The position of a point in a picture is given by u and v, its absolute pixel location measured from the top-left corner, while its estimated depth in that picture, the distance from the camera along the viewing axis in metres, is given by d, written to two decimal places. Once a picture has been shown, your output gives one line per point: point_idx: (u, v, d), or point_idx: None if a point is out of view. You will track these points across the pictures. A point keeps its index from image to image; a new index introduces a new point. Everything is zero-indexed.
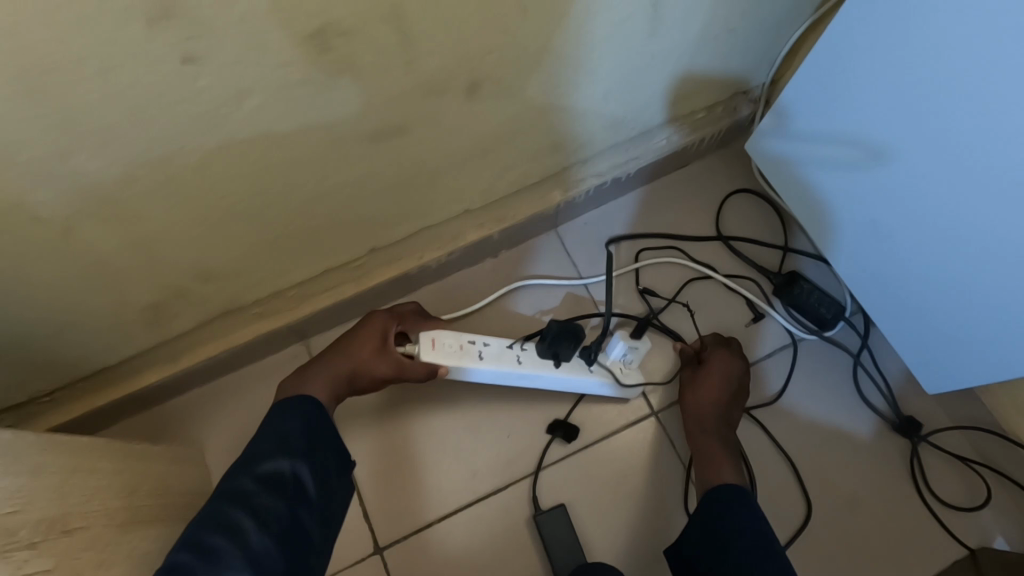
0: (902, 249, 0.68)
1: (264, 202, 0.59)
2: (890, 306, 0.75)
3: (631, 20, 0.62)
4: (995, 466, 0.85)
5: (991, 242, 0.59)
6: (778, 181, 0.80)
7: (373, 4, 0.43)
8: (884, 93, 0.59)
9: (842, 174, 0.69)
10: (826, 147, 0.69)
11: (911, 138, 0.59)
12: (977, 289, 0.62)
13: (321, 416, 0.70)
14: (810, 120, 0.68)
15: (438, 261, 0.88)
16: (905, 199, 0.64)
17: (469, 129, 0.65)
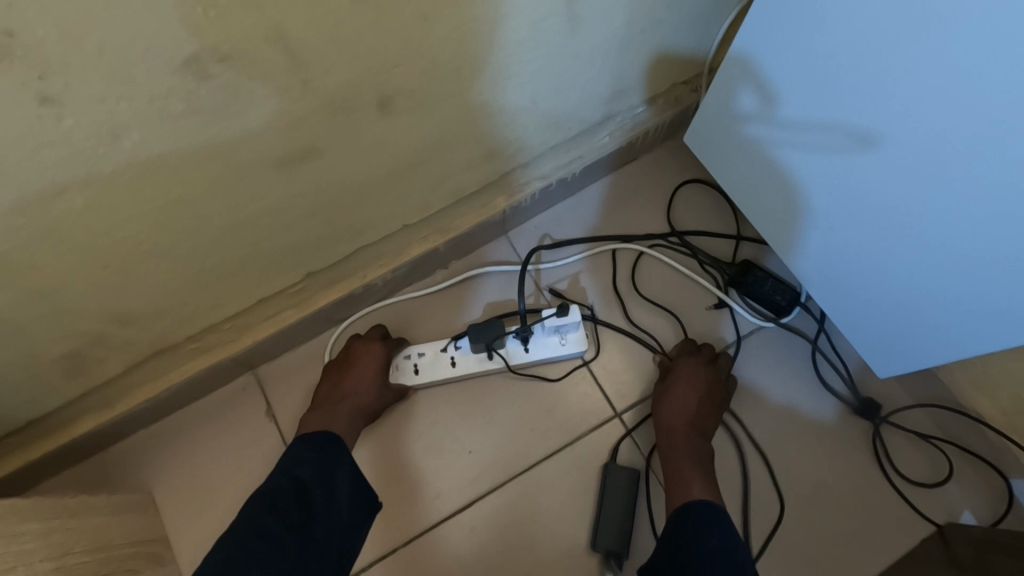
0: (877, 250, 0.65)
1: (175, 238, 0.56)
2: (863, 303, 0.71)
3: (548, 21, 0.59)
4: (957, 440, 0.85)
5: (957, 255, 0.56)
6: (751, 170, 0.76)
7: (251, 27, 0.41)
8: (872, 88, 0.53)
9: (812, 168, 0.65)
10: (801, 136, 0.64)
11: (895, 139, 0.54)
12: (953, 296, 0.59)
13: (339, 447, 0.74)
14: (790, 106, 0.63)
15: (383, 279, 0.85)
16: (877, 204, 0.60)
17: (389, 145, 0.62)
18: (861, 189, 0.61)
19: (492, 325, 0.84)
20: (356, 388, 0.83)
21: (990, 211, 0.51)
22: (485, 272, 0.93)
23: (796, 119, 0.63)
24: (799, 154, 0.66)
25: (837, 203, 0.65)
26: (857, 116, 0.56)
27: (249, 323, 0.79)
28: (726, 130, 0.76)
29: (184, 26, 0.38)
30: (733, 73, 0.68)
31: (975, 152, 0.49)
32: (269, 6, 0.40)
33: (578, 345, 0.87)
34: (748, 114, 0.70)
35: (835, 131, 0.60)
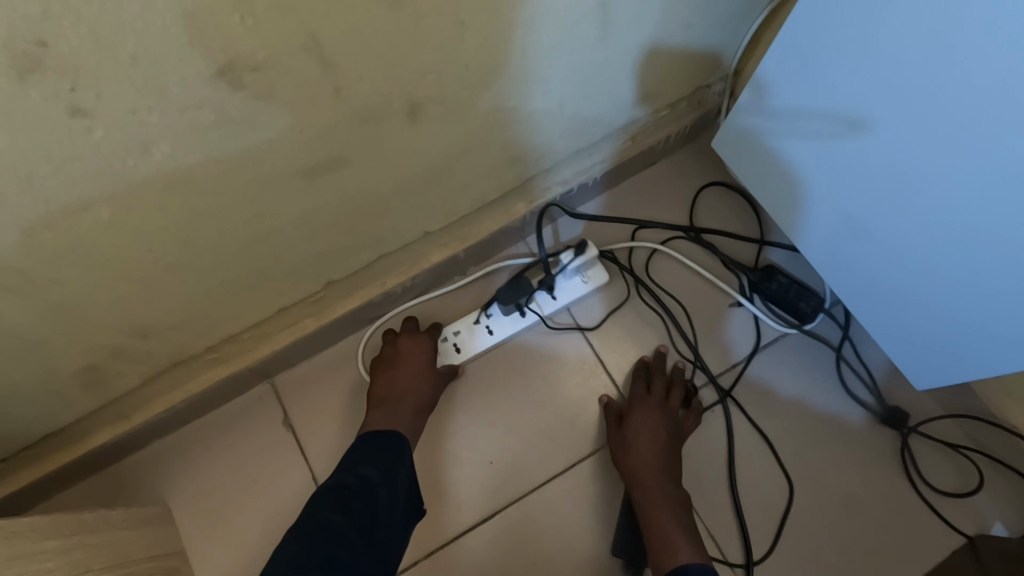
0: (885, 236, 0.62)
1: (198, 250, 0.55)
2: (874, 292, 0.69)
3: (579, 25, 0.58)
4: (988, 450, 0.83)
5: (969, 232, 0.54)
6: (751, 163, 0.74)
7: (287, 35, 0.39)
8: (861, 65, 0.52)
9: (813, 158, 0.64)
10: (798, 124, 0.63)
11: (891, 117, 0.53)
12: (965, 276, 0.56)
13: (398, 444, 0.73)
14: (786, 95, 0.62)
15: (402, 287, 0.84)
16: (878, 188, 0.59)
17: (416, 154, 0.61)
18: (863, 174, 0.59)
19: (518, 283, 0.85)
20: (410, 387, 0.81)
21: (994, 190, 0.49)
22: (502, 264, 0.92)
23: (793, 108, 0.62)
24: (798, 142, 0.64)
25: (840, 192, 0.63)
26: (853, 100, 0.55)
27: (267, 332, 0.78)
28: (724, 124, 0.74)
29: (219, 35, 0.37)
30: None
31: (976, 127, 0.47)
32: (306, 14, 0.39)
33: (599, 278, 0.90)
34: (743, 107, 0.69)
35: (832, 117, 0.58)
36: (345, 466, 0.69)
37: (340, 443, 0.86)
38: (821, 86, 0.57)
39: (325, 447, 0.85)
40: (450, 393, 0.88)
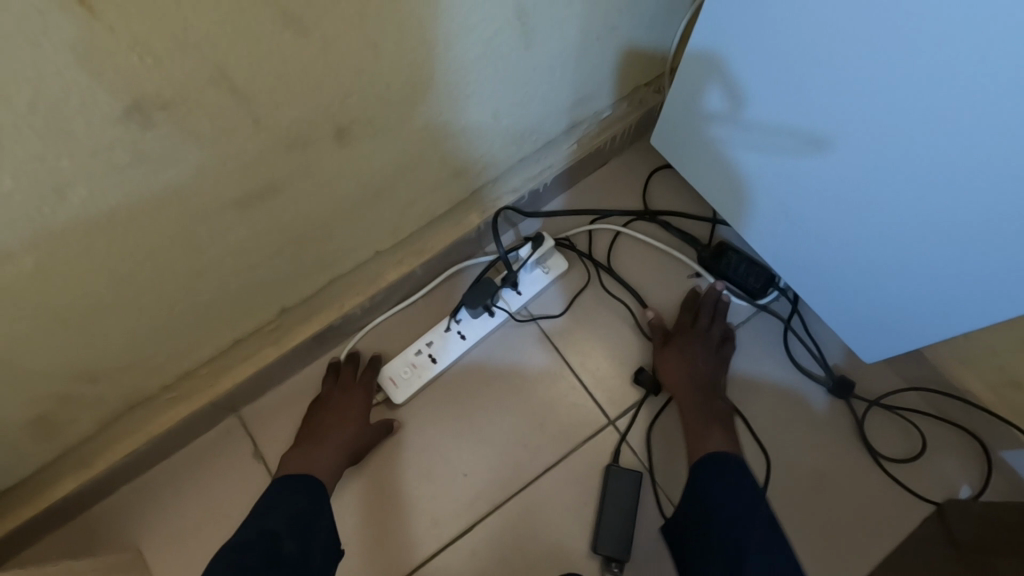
0: (838, 236, 0.66)
1: (136, 290, 0.55)
2: (832, 288, 0.73)
3: (500, 37, 0.59)
4: (948, 418, 0.85)
5: (916, 241, 0.58)
6: (713, 167, 0.77)
7: (192, 71, 0.40)
8: (829, 82, 0.54)
9: (781, 164, 0.66)
10: (766, 133, 0.65)
11: (854, 130, 0.55)
12: (912, 276, 0.61)
13: (314, 493, 0.73)
14: (762, 106, 0.63)
15: (361, 307, 0.84)
16: (841, 198, 0.62)
17: (352, 175, 0.61)
18: (829, 185, 0.62)
19: (483, 283, 0.86)
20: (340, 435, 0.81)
21: (953, 211, 0.53)
22: (465, 265, 0.91)
23: (768, 118, 0.63)
24: (763, 148, 0.67)
25: (806, 198, 0.66)
26: (826, 115, 0.57)
27: (227, 365, 0.77)
28: (692, 130, 0.76)
29: (119, 76, 0.37)
30: (703, 72, 0.67)
31: (943, 155, 0.50)
32: (209, 49, 0.39)
33: (559, 267, 0.92)
34: (717, 113, 0.70)
35: (805, 129, 0.60)
36: (251, 520, 0.67)
37: None
38: (796, 99, 0.59)
39: None
40: (425, 404, 0.88)
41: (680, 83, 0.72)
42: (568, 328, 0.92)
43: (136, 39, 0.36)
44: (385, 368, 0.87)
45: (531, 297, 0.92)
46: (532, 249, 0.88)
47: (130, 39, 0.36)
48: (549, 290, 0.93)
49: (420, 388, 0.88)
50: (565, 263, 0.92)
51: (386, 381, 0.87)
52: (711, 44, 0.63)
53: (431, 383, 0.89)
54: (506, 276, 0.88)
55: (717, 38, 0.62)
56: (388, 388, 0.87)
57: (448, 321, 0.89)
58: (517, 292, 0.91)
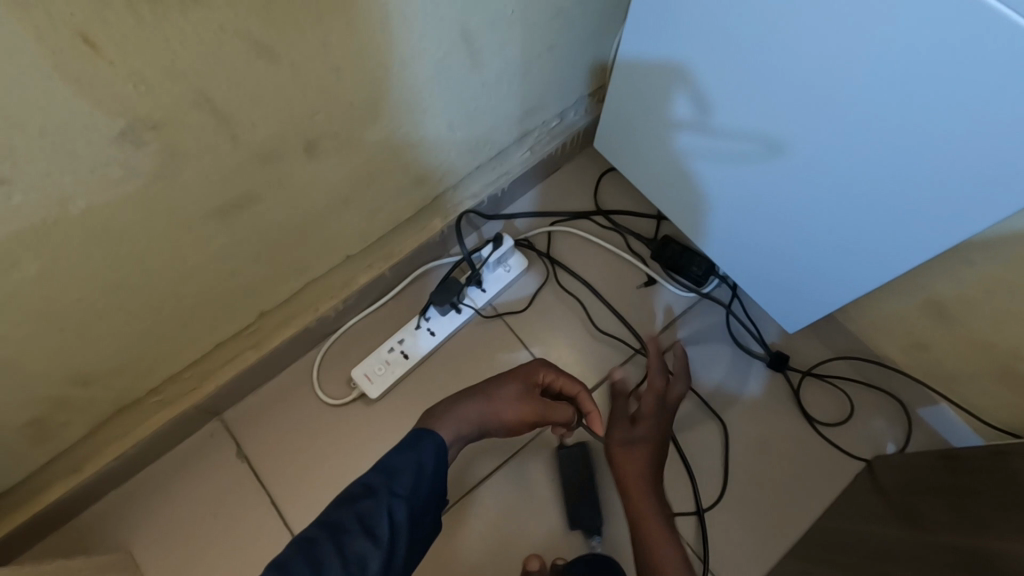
0: (787, 232, 0.73)
1: (128, 295, 0.60)
2: (777, 276, 0.80)
3: (451, 57, 0.66)
4: (874, 382, 0.94)
5: (855, 234, 0.65)
6: (672, 171, 0.84)
7: (178, 96, 0.46)
8: (793, 91, 0.59)
9: (749, 168, 0.71)
10: (727, 139, 0.71)
11: (808, 135, 0.61)
12: (853, 265, 0.69)
13: (430, 455, 0.68)
14: (719, 115, 0.69)
15: (336, 310, 0.90)
16: (789, 196, 0.68)
17: (322, 183, 0.68)
18: (778, 185, 0.69)
19: (449, 283, 0.93)
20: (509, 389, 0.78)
21: (888, 215, 0.60)
22: (431, 267, 0.98)
23: (724, 126, 0.70)
24: (723, 153, 0.73)
25: (758, 197, 0.73)
26: (775, 122, 0.63)
27: (210, 368, 0.82)
28: (651, 138, 0.83)
29: (117, 103, 0.43)
30: (665, 86, 0.73)
31: (873, 154, 0.57)
32: (193, 78, 0.46)
33: (520, 265, 0.99)
34: (679, 122, 0.76)
35: (757, 135, 0.67)
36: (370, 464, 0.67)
37: (295, 464, 0.90)
38: (748, 108, 0.65)
39: (280, 471, 0.90)
40: (400, 398, 0.94)
41: (644, 95, 0.78)
42: (531, 321, 0.99)
43: (132, 72, 0.42)
44: (360, 365, 0.93)
45: (495, 294, 0.99)
46: (493, 249, 0.95)
47: (126, 70, 0.42)
48: (512, 288, 1.00)
49: (394, 383, 0.93)
50: (526, 262, 0.99)
51: (361, 378, 0.93)
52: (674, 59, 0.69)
53: (403, 379, 0.95)
54: (470, 276, 0.95)
55: (688, 52, 0.66)
56: (363, 384, 0.92)
57: (418, 319, 0.96)
58: (482, 290, 0.98)
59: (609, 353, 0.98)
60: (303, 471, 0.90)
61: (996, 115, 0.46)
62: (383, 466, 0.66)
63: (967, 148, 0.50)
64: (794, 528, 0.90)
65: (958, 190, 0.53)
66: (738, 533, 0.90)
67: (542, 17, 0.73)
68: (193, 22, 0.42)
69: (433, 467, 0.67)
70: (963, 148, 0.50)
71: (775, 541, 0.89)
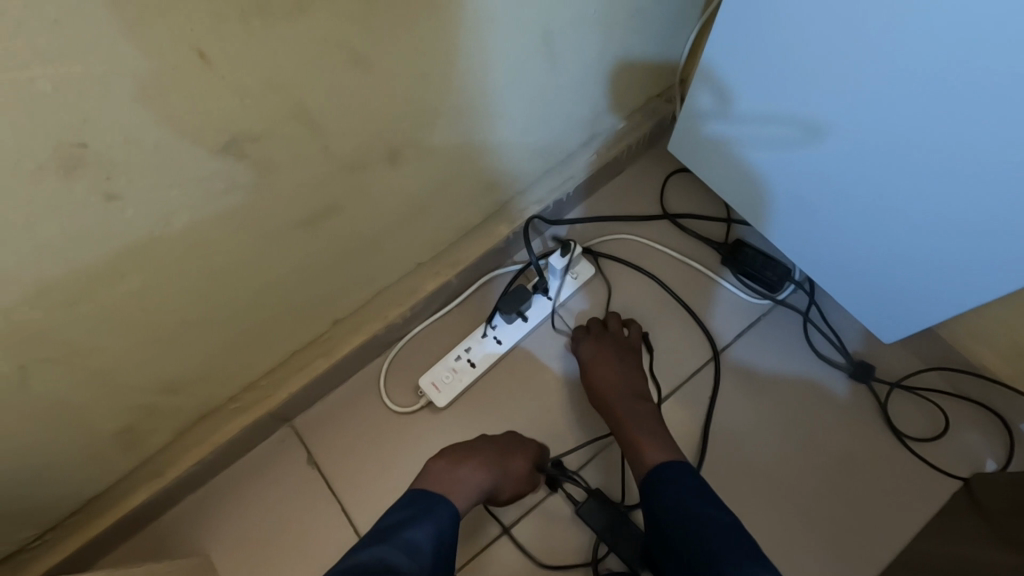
0: (852, 229, 0.70)
1: (217, 307, 0.61)
2: (844, 276, 0.77)
3: (530, 61, 0.65)
4: (965, 394, 0.89)
5: (930, 234, 0.62)
6: (729, 169, 0.81)
7: (278, 108, 0.46)
8: (856, 84, 0.57)
9: (808, 162, 0.68)
10: (784, 135, 0.68)
11: (876, 127, 0.58)
12: (925, 264, 0.65)
13: (445, 530, 0.68)
14: (750, 102, 0.69)
15: (404, 317, 0.90)
16: (835, 180, 0.66)
17: (399, 191, 0.67)
18: (841, 178, 0.66)
19: (516, 291, 0.92)
20: (518, 463, 0.84)
21: (967, 209, 0.56)
22: (495, 275, 0.98)
23: (781, 121, 0.67)
24: (780, 146, 0.70)
25: (823, 195, 0.70)
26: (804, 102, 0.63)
27: (284, 376, 0.84)
28: (700, 135, 0.81)
29: (223, 116, 0.43)
30: (696, 77, 0.74)
31: (939, 138, 0.54)
32: (292, 90, 0.46)
33: (586, 272, 0.97)
34: (717, 115, 0.76)
35: (790, 121, 0.66)
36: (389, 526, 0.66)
37: (364, 471, 0.91)
38: (775, 91, 0.65)
39: (349, 478, 0.90)
40: (466, 406, 0.93)
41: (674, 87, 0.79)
42: None
43: (239, 85, 0.42)
44: (427, 374, 0.93)
45: (564, 301, 0.97)
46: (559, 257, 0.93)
47: (233, 84, 0.42)
48: (578, 295, 0.99)
49: (461, 391, 0.93)
50: (593, 269, 0.98)
51: (428, 387, 0.92)
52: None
53: (469, 388, 0.94)
54: (537, 284, 0.95)
55: (743, 45, 0.64)
56: (431, 393, 0.92)
57: (485, 327, 0.95)
58: (549, 298, 0.96)
59: (682, 360, 0.94)
60: (372, 480, 0.90)
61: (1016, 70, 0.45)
62: (406, 539, 0.64)
63: None
64: (884, 550, 0.84)
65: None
66: (822, 553, 0.85)
67: (621, 19, 0.71)
68: (299, 33, 0.42)
69: (445, 542, 0.68)
70: None
71: (864, 561, 0.84)
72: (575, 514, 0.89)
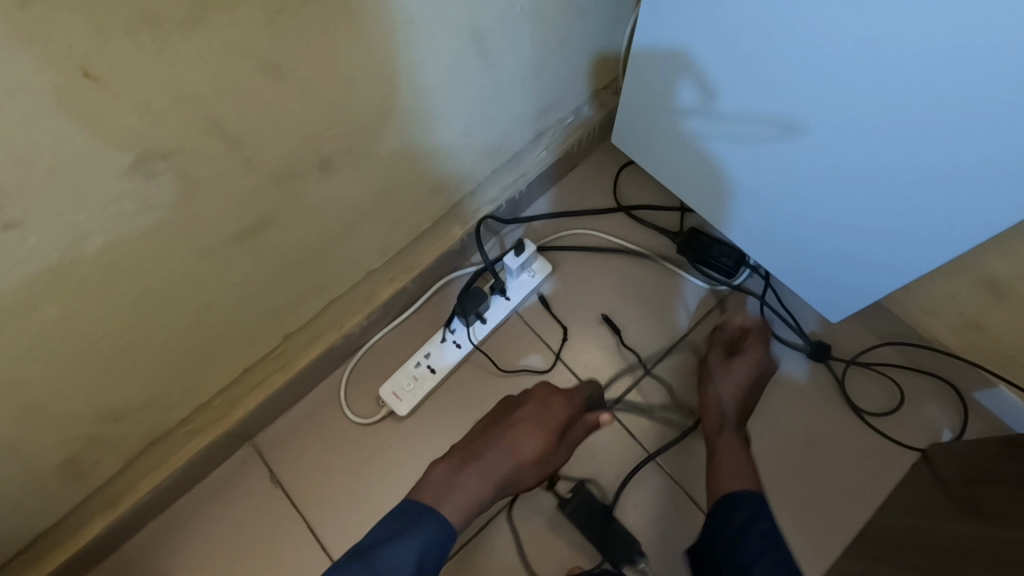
0: (802, 217, 0.71)
1: (153, 330, 0.59)
2: (797, 263, 0.78)
3: (462, 61, 0.64)
4: (923, 368, 0.90)
5: (875, 219, 0.63)
6: (684, 160, 0.81)
7: (187, 122, 0.44)
8: (803, 73, 0.56)
9: (759, 151, 0.68)
10: (735, 126, 0.68)
11: (821, 116, 0.58)
12: (874, 249, 0.66)
13: (434, 550, 0.67)
14: (724, 97, 0.67)
15: (361, 326, 0.89)
16: (800, 180, 0.66)
17: (338, 200, 0.66)
18: (792, 166, 0.66)
19: (472, 293, 0.91)
20: (535, 444, 0.80)
21: (907, 197, 0.57)
22: (452, 277, 0.97)
23: (732, 111, 0.67)
24: (732, 136, 0.70)
25: (774, 184, 0.70)
26: (779, 100, 0.61)
27: (240, 394, 0.82)
28: (654, 128, 0.81)
29: (125, 134, 0.42)
30: (669, 67, 0.70)
31: (882, 128, 0.54)
32: (199, 103, 0.44)
33: (543, 270, 0.97)
34: (686, 107, 0.73)
35: (763, 118, 0.64)
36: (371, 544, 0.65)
37: (330, 484, 0.89)
38: (754, 87, 0.62)
39: (314, 493, 0.89)
40: (431, 412, 0.92)
41: (644, 79, 0.75)
42: (561, 326, 0.97)
43: (137, 101, 0.41)
44: (388, 383, 0.91)
45: (522, 300, 0.97)
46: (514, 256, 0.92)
47: (131, 102, 0.40)
48: (537, 293, 0.98)
49: (423, 398, 0.92)
50: (549, 266, 0.97)
51: (390, 396, 0.91)
52: (673, 39, 0.66)
53: (433, 393, 0.93)
54: (493, 284, 0.94)
55: (692, 35, 0.64)
56: (393, 402, 0.91)
57: (444, 331, 0.94)
58: (507, 297, 0.96)
59: (643, 351, 0.95)
60: (338, 493, 0.89)
61: (1011, 111, 0.45)
62: (380, 558, 0.63)
63: (987, 126, 0.47)
64: (850, 525, 0.85)
65: (973, 156, 0.50)
66: (791, 533, 0.86)
67: (554, 14, 0.70)
68: (196, 44, 0.41)
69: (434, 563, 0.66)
70: (977, 116, 0.47)
71: (831, 538, 0.85)
72: (561, 513, 0.87)
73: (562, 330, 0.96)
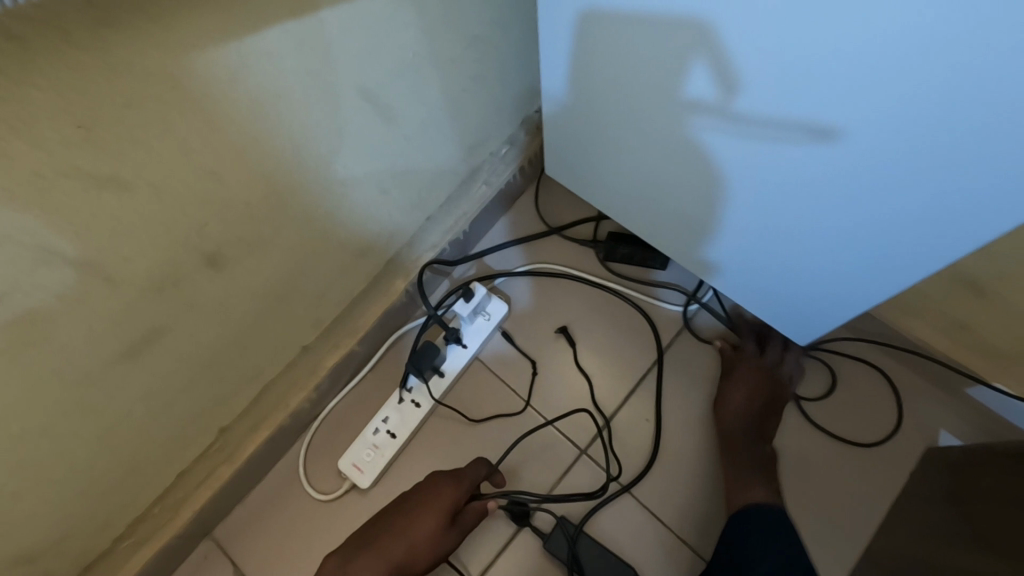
0: (790, 229, 0.59)
1: (46, 468, 0.53)
2: (773, 271, 0.67)
3: (358, 120, 0.58)
4: (904, 364, 0.86)
5: (871, 249, 0.53)
6: (656, 158, 0.66)
7: (12, 261, 0.39)
8: (865, 72, 0.39)
9: (759, 153, 0.53)
10: (741, 125, 0.51)
11: (870, 127, 0.42)
12: (866, 277, 0.57)
13: None
14: (746, 93, 0.48)
15: (308, 401, 0.83)
16: (796, 199, 0.54)
17: (244, 290, 0.60)
18: (797, 174, 0.51)
19: (425, 348, 0.85)
20: (426, 526, 0.75)
21: (918, 243, 0.48)
22: (405, 331, 0.91)
23: (740, 106, 0.49)
24: (730, 136, 0.53)
25: (768, 193, 0.56)
26: (824, 103, 0.43)
27: (182, 497, 0.76)
28: (618, 122, 0.65)
29: None
30: (674, 50, 0.50)
31: (936, 170, 0.41)
32: (24, 238, 0.39)
33: (499, 312, 0.91)
34: (681, 99, 0.55)
35: (786, 123, 0.47)
36: None
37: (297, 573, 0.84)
38: (798, 85, 0.43)
39: None
40: (397, 479, 0.87)
41: (631, 60, 0.55)
42: (525, 368, 0.91)
43: None
44: (347, 456, 0.86)
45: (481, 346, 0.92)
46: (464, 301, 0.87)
47: None
48: (496, 337, 0.93)
49: (386, 466, 0.87)
50: (506, 306, 0.92)
51: (351, 469, 0.86)
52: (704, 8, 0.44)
53: (396, 460, 0.88)
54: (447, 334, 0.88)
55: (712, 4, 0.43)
56: (354, 475, 0.85)
57: (401, 391, 0.88)
58: (464, 346, 0.90)
59: (614, 384, 0.90)
60: None
61: None
62: None
63: None
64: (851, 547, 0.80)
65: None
66: None
67: (459, 53, 0.65)
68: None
69: None
70: None
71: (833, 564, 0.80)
72: (544, 549, 0.83)
73: (532, 364, 0.91)
